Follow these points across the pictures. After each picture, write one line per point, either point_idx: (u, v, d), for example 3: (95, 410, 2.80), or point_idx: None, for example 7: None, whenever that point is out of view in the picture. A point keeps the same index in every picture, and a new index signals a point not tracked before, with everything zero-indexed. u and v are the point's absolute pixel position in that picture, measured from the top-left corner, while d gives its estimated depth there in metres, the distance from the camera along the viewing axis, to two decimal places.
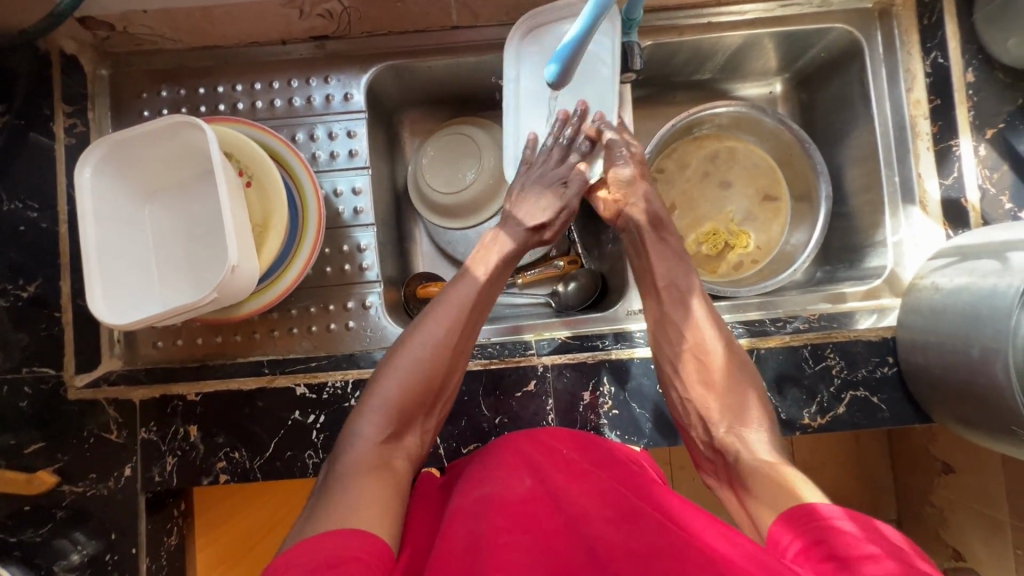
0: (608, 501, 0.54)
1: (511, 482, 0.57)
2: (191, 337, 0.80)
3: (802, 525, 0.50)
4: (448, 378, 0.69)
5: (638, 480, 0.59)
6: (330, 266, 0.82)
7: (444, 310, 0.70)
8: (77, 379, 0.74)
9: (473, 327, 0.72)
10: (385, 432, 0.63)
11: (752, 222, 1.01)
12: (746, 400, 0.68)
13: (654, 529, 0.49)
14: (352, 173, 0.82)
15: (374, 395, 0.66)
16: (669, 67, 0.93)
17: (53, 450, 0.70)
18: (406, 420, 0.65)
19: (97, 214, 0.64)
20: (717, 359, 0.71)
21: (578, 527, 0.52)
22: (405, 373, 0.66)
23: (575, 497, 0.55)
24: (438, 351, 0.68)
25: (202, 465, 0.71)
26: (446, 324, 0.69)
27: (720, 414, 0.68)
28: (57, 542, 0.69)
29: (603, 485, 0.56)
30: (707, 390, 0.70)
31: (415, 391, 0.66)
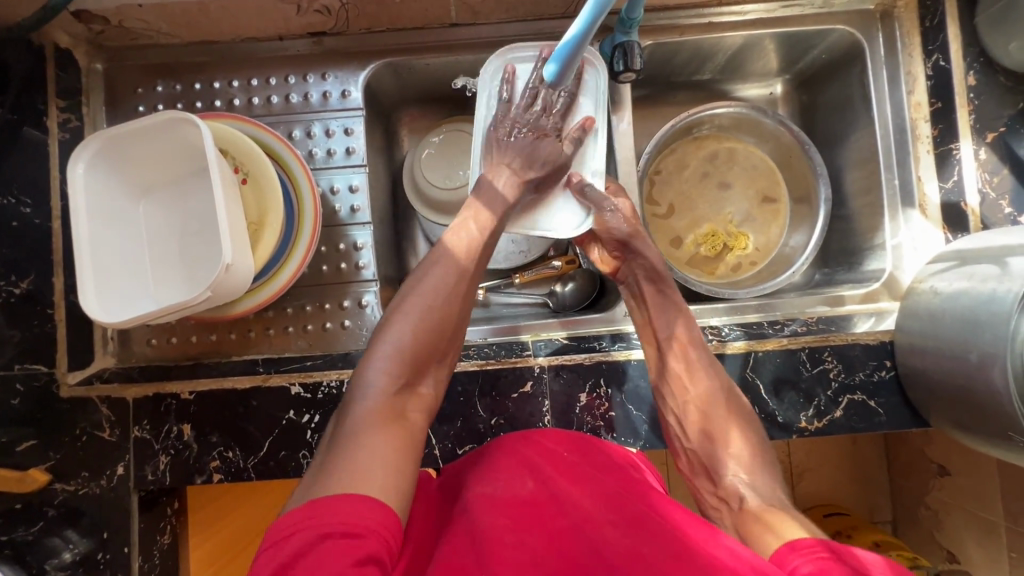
0: (610, 506, 0.54)
1: (513, 483, 0.57)
2: (185, 335, 0.79)
3: (800, 552, 0.50)
4: (457, 326, 0.67)
5: (637, 486, 0.58)
6: (327, 265, 0.81)
7: (450, 257, 0.69)
8: (70, 377, 0.73)
9: (477, 281, 0.71)
10: (398, 382, 0.61)
11: (751, 224, 1.00)
12: (745, 438, 0.68)
13: (657, 535, 0.50)
14: (349, 171, 0.82)
15: (381, 346, 0.63)
16: (670, 66, 0.93)
17: (45, 449, 0.68)
18: (418, 368, 0.63)
19: (90, 211, 0.63)
20: (714, 399, 0.70)
21: (577, 536, 0.51)
22: (414, 319, 0.64)
23: (578, 500, 0.55)
24: (448, 299, 0.66)
25: (196, 464, 0.71)
26: (452, 271, 0.68)
27: (721, 453, 0.68)
28: (49, 540, 0.67)
29: (606, 488, 0.56)
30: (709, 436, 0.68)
31: (428, 338, 0.64)
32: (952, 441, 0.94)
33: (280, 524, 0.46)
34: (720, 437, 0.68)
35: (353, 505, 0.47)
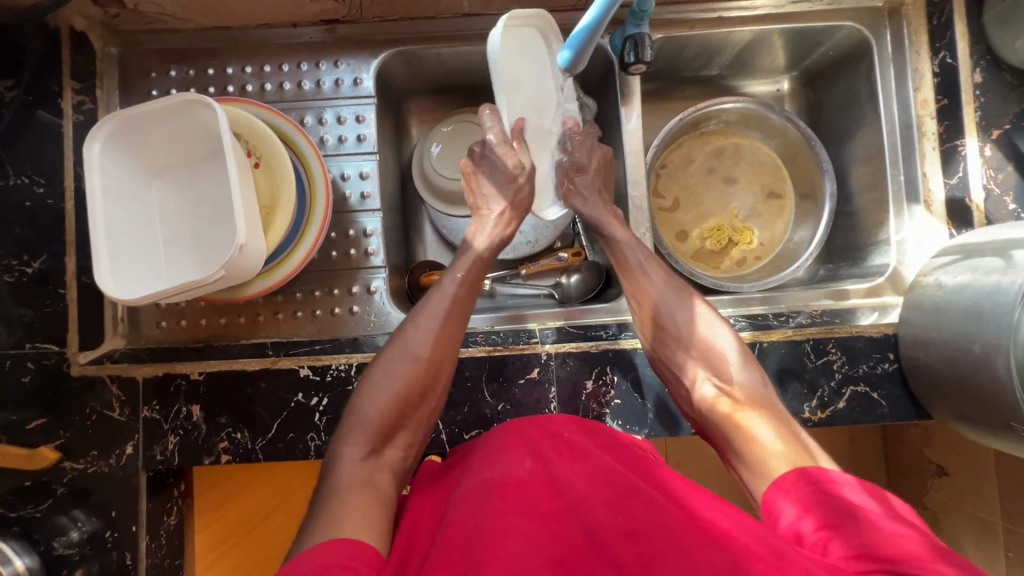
0: (607, 484, 0.54)
1: (508, 463, 0.57)
2: (194, 318, 0.80)
3: (811, 484, 0.53)
4: (430, 392, 0.68)
5: (642, 462, 0.59)
6: (336, 251, 0.81)
7: (426, 319, 0.70)
8: (81, 356, 0.73)
9: (453, 341, 0.71)
10: (370, 449, 0.63)
11: (756, 219, 1.01)
12: (723, 353, 0.69)
13: (654, 509, 0.50)
14: (360, 158, 0.82)
15: (354, 415, 0.65)
16: (679, 61, 0.93)
17: (55, 427, 0.70)
18: (388, 432, 0.65)
19: (105, 190, 0.64)
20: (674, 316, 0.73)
21: (578, 512, 0.52)
22: (386, 389, 0.66)
23: (575, 481, 0.55)
24: (417, 363, 0.68)
25: (204, 445, 0.72)
26: (427, 336, 0.69)
27: (697, 368, 0.70)
28: (57, 518, 0.69)
29: (601, 466, 0.57)
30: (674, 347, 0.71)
31: (397, 403, 0.66)
32: (953, 440, 0.95)
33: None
34: (699, 358, 0.70)
35: (330, 549, 0.49)
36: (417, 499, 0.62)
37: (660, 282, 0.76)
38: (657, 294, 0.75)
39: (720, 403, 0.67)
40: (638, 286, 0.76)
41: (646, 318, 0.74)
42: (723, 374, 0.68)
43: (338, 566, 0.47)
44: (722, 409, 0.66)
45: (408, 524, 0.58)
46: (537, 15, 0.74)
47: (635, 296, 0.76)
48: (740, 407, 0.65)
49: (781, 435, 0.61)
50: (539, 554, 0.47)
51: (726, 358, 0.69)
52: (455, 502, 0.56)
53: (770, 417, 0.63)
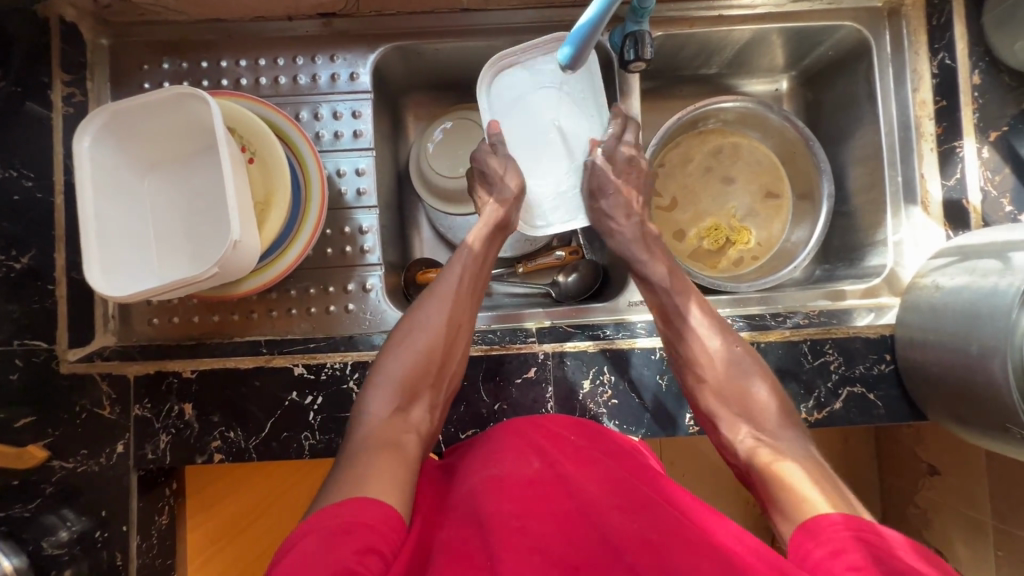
0: (618, 490, 0.54)
1: (518, 463, 0.57)
2: (186, 315, 0.79)
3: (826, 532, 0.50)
4: (452, 355, 0.69)
5: (646, 472, 0.59)
6: (331, 248, 0.80)
7: (443, 287, 0.72)
8: (70, 354, 0.72)
9: (471, 308, 0.73)
10: (396, 407, 0.63)
11: (753, 219, 1.01)
12: (762, 401, 0.67)
13: (665, 519, 0.50)
14: (356, 154, 0.82)
15: (378, 377, 0.66)
16: (678, 60, 0.93)
17: (44, 425, 0.68)
18: (413, 392, 0.65)
19: (95, 184, 0.62)
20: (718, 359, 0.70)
21: (589, 514, 0.51)
22: (408, 349, 0.67)
23: (585, 484, 0.55)
24: (438, 330, 0.69)
25: (196, 443, 0.71)
26: (443, 300, 0.71)
27: (734, 417, 0.68)
28: (45, 518, 0.67)
29: (611, 473, 0.57)
30: (718, 392, 0.69)
31: (420, 366, 0.66)
32: (946, 440, 0.95)
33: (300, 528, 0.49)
34: (735, 400, 0.68)
35: (361, 506, 0.50)
36: (421, 488, 0.61)
37: (696, 321, 0.73)
38: (693, 331, 0.72)
39: (759, 450, 0.64)
40: (672, 323, 0.74)
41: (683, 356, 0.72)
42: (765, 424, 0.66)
43: (365, 527, 0.48)
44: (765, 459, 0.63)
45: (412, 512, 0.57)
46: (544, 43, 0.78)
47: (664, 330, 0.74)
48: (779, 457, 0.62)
49: (823, 491, 0.56)
50: (548, 556, 0.47)
51: (767, 406, 0.67)
52: (463, 500, 0.55)
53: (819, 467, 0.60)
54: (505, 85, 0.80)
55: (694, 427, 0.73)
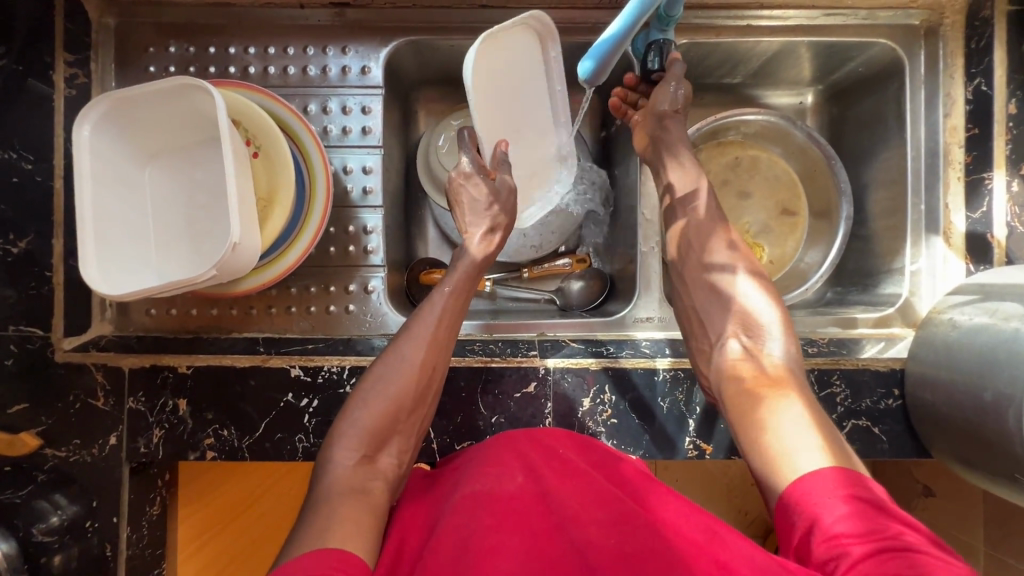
0: (599, 505, 0.55)
1: (502, 475, 0.57)
2: (185, 306, 0.77)
3: (831, 499, 0.51)
4: (425, 399, 0.67)
5: (633, 484, 0.60)
6: (334, 246, 0.79)
7: (420, 324, 0.68)
8: (65, 342, 0.71)
9: (448, 349, 0.70)
10: (362, 455, 0.61)
11: (767, 235, 0.98)
12: (758, 315, 0.69)
13: (644, 539, 0.51)
14: (364, 151, 0.79)
15: (345, 419, 0.63)
16: (701, 68, 0.90)
17: (37, 412, 0.68)
18: (381, 439, 0.63)
19: (94, 175, 0.61)
20: (711, 258, 0.74)
21: (567, 528, 0.52)
22: (378, 396, 0.64)
23: (567, 499, 0.55)
24: (407, 374, 0.66)
25: (189, 440, 0.70)
26: (420, 341, 0.68)
27: (728, 323, 0.69)
28: (37, 504, 0.68)
29: (595, 486, 0.57)
30: (706, 294, 0.73)
31: (389, 414, 0.64)
32: (942, 467, 0.94)
33: None
34: (733, 314, 0.70)
35: (321, 557, 0.49)
36: (409, 508, 0.61)
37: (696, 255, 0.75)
38: (695, 239, 0.75)
39: (741, 362, 0.66)
40: (679, 229, 0.77)
41: (693, 265, 0.74)
42: (755, 336, 0.67)
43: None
44: (746, 372, 0.65)
45: (394, 530, 0.58)
46: (524, 22, 0.73)
47: (672, 228, 0.78)
48: (760, 372, 0.64)
49: (811, 434, 0.57)
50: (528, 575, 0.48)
51: (759, 326, 0.68)
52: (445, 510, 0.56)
53: (798, 400, 0.60)
54: (489, 71, 0.72)
55: (693, 451, 0.72)
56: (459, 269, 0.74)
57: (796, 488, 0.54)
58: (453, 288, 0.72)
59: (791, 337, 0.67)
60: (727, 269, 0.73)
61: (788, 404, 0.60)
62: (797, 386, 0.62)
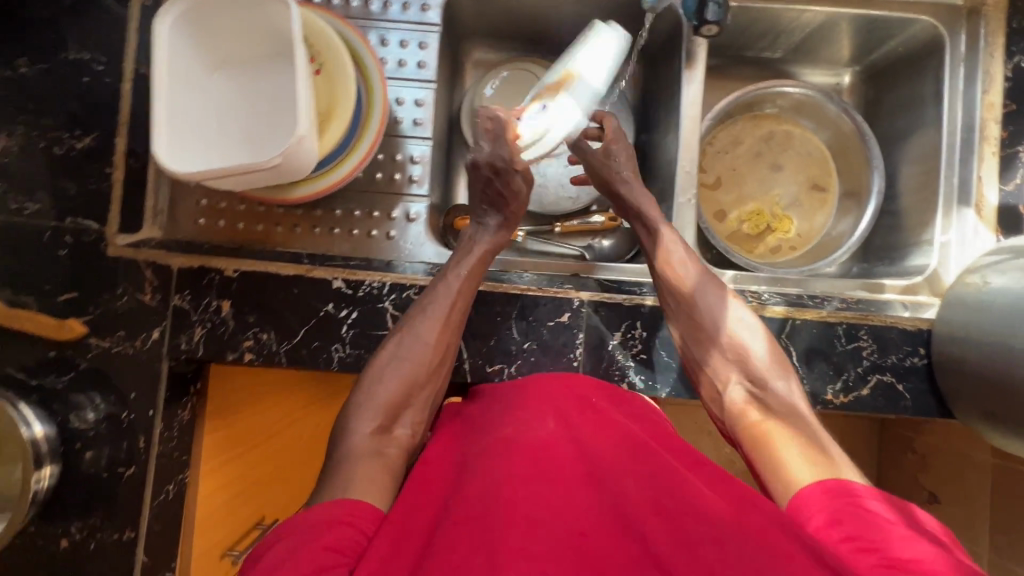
0: (631, 455, 0.56)
1: (535, 425, 0.59)
2: (232, 220, 0.79)
3: (831, 499, 0.52)
4: (437, 376, 0.69)
5: (668, 439, 0.62)
6: (381, 173, 0.81)
7: (433, 308, 0.69)
8: (118, 239, 0.73)
9: (459, 330, 0.71)
10: (378, 426, 0.63)
11: (797, 209, 1.00)
12: (753, 356, 0.69)
13: (681, 485, 0.53)
14: (417, 85, 0.82)
15: (361, 395, 0.65)
16: (746, 37, 0.94)
17: (85, 303, 0.71)
18: (397, 411, 0.65)
19: (169, 67, 0.63)
20: (707, 301, 0.72)
21: (604, 478, 0.54)
22: (394, 373, 0.66)
23: (601, 449, 0.57)
24: (419, 354, 0.67)
25: (229, 340, 0.72)
26: (433, 322, 0.68)
27: (727, 367, 0.69)
28: (74, 395, 0.71)
29: (631, 439, 0.59)
30: (705, 345, 0.71)
31: (404, 387, 0.66)
32: (953, 457, 0.96)
33: (276, 535, 0.51)
34: (733, 358, 0.69)
35: (335, 505, 0.53)
36: (433, 450, 0.63)
37: (682, 301, 0.72)
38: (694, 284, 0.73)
39: (749, 408, 0.66)
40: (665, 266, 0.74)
41: (683, 318, 0.72)
42: (757, 380, 0.68)
43: (337, 524, 0.50)
44: (751, 415, 0.66)
45: (418, 469, 0.59)
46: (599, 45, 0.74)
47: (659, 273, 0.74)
48: (769, 415, 0.65)
49: (811, 463, 0.57)
50: (564, 522, 0.49)
51: (758, 365, 0.68)
52: (475, 455, 0.57)
53: (800, 434, 0.61)
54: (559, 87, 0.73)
55: None
56: (468, 253, 0.74)
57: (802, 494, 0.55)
58: (464, 276, 0.71)
59: (788, 369, 0.68)
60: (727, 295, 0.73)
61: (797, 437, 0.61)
62: (802, 423, 0.63)
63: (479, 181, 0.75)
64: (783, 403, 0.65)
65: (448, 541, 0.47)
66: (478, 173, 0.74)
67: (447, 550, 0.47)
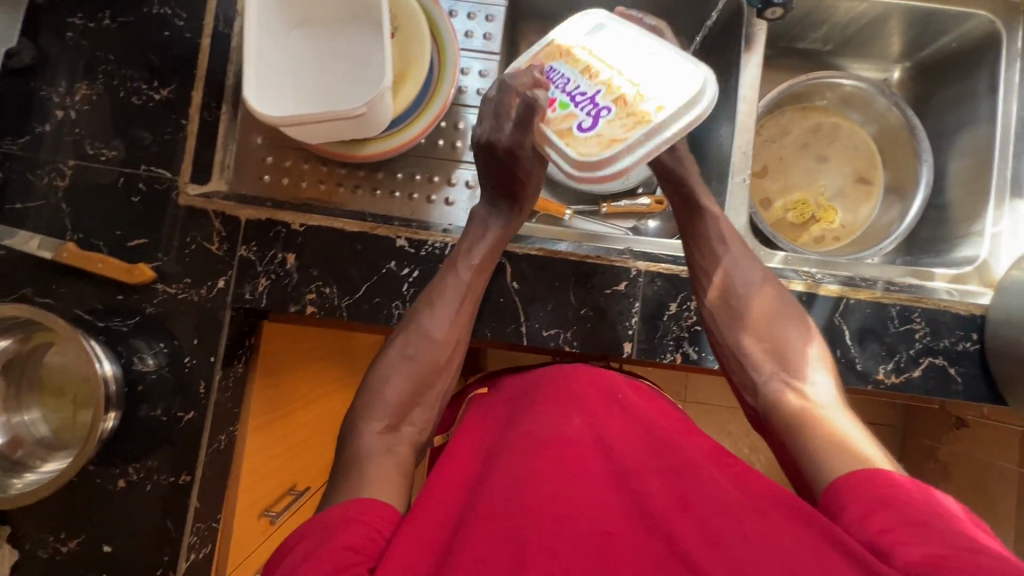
0: (652, 455, 0.61)
1: (560, 423, 0.63)
2: (297, 179, 0.80)
3: (872, 488, 0.51)
4: (447, 372, 0.70)
5: (685, 437, 0.66)
6: (443, 140, 0.83)
7: (441, 305, 0.69)
8: (190, 188, 0.75)
9: (466, 327, 0.71)
10: (385, 426, 0.63)
11: (841, 200, 1.01)
12: (790, 347, 0.67)
13: (702, 480, 0.57)
14: (482, 56, 0.84)
15: (370, 394, 0.66)
16: (800, 27, 0.95)
17: (155, 249, 0.73)
18: (407, 407, 0.66)
19: (255, 18, 0.64)
20: (740, 292, 0.71)
21: (627, 479, 0.58)
22: (402, 371, 0.67)
23: (624, 450, 0.62)
24: (428, 350, 0.68)
25: (292, 293, 0.73)
26: (443, 319, 0.69)
27: (763, 358, 0.67)
28: (136, 340, 0.73)
29: (653, 440, 0.63)
30: (743, 328, 0.69)
31: (412, 384, 0.67)
32: None
33: (293, 538, 0.52)
34: (767, 345, 0.68)
35: (347, 505, 0.53)
36: (460, 446, 0.67)
37: (718, 289, 0.71)
38: (732, 271, 0.72)
39: (786, 398, 0.63)
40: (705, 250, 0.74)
41: (719, 299, 0.71)
42: (794, 369, 0.66)
43: (353, 522, 0.51)
44: (790, 402, 0.63)
45: (447, 463, 0.64)
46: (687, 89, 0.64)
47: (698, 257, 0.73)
48: (810, 402, 0.62)
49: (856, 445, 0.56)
50: (588, 519, 0.54)
51: (798, 355, 0.66)
52: (503, 453, 0.62)
53: (841, 419, 0.59)
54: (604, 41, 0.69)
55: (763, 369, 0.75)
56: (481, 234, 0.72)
57: (846, 479, 0.53)
58: (474, 270, 0.70)
59: (829, 364, 0.66)
60: (763, 283, 0.72)
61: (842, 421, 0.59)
62: (841, 412, 0.60)
63: (496, 162, 0.71)
64: (822, 400, 0.61)
65: (478, 532, 0.52)
66: (495, 156, 0.71)
67: (476, 546, 0.51)
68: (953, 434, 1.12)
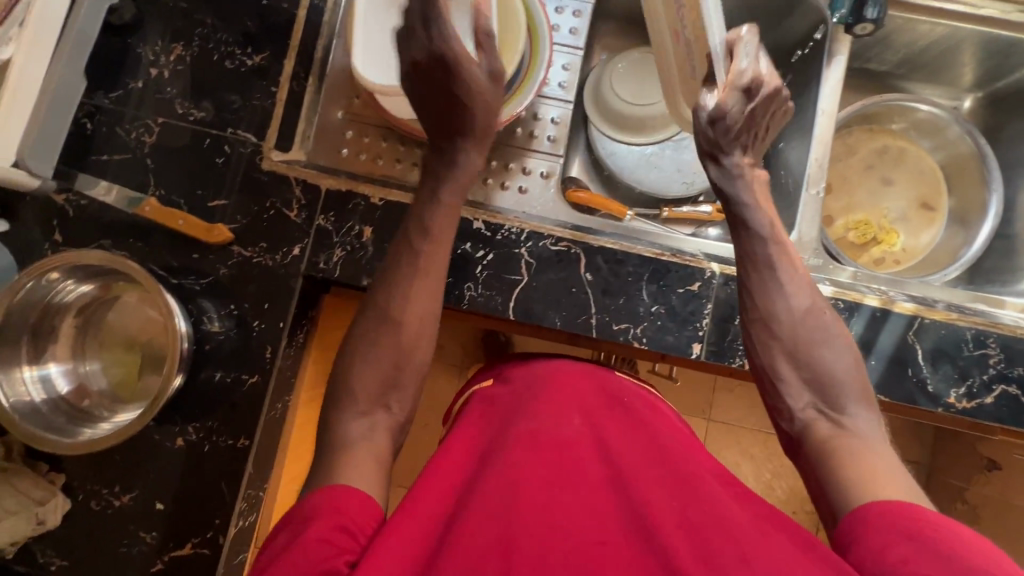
0: (655, 463, 0.56)
1: (559, 423, 0.58)
2: (374, 154, 0.79)
3: (893, 521, 0.47)
4: (424, 349, 0.64)
5: (690, 447, 0.60)
6: (521, 128, 0.82)
7: (404, 280, 0.63)
8: (273, 153, 0.75)
9: (434, 302, 0.64)
10: (360, 413, 0.59)
11: (904, 224, 1.01)
12: (833, 374, 0.61)
13: (707, 497, 0.52)
14: (567, 51, 0.85)
15: (340, 383, 0.62)
16: (876, 48, 0.96)
17: (235, 212, 0.74)
18: (383, 393, 0.61)
19: None
20: (780, 314, 0.64)
21: (627, 487, 0.53)
22: (366, 356, 0.62)
23: (625, 454, 0.57)
24: (390, 329, 0.62)
25: (367, 265, 0.73)
26: (403, 294, 0.63)
27: (803, 387, 0.61)
28: (204, 302, 0.73)
29: (659, 449, 0.58)
30: (786, 354, 0.63)
31: (380, 368, 0.61)
32: None
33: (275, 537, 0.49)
34: (809, 373, 0.61)
35: (328, 495, 0.50)
36: (458, 434, 0.62)
37: (757, 310, 0.65)
38: (780, 291, 0.65)
39: (828, 434, 0.58)
40: (753, 265, 0.66)
41: (758, 321, 0.65)
42: (835, 401, 0.60)
43: (330, 512, 0.49)
44: (827, 440, 0.57)
45: (442, 451, 0.59)
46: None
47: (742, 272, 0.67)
48: (847, 440, 0.56)
49: (894, 485, 0.51)
50: (582, 530, 0.48)
51: (841, 385, 0.60)
52: (499, 445, 0.57)
53: (877, 458, 0.54)
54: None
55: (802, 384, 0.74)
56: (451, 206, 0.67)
57: (866, 512, 0.49)
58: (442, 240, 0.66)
59: (871, 402, 0.60)
60: (809, 304, 0.64)
61: (875, 456, 0.54)
62: (882, 452, 0.55)
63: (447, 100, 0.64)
64: (860, 435, 0.57)
65: (464, 535, 0.48)
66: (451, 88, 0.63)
67: (460, 549, 0.46)
68: (984, 476, 1.09)
